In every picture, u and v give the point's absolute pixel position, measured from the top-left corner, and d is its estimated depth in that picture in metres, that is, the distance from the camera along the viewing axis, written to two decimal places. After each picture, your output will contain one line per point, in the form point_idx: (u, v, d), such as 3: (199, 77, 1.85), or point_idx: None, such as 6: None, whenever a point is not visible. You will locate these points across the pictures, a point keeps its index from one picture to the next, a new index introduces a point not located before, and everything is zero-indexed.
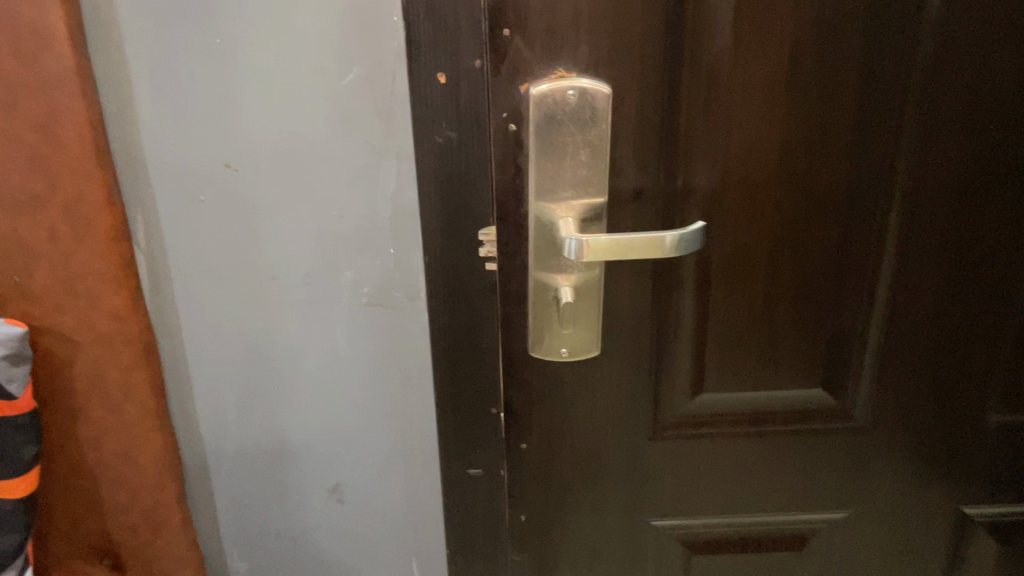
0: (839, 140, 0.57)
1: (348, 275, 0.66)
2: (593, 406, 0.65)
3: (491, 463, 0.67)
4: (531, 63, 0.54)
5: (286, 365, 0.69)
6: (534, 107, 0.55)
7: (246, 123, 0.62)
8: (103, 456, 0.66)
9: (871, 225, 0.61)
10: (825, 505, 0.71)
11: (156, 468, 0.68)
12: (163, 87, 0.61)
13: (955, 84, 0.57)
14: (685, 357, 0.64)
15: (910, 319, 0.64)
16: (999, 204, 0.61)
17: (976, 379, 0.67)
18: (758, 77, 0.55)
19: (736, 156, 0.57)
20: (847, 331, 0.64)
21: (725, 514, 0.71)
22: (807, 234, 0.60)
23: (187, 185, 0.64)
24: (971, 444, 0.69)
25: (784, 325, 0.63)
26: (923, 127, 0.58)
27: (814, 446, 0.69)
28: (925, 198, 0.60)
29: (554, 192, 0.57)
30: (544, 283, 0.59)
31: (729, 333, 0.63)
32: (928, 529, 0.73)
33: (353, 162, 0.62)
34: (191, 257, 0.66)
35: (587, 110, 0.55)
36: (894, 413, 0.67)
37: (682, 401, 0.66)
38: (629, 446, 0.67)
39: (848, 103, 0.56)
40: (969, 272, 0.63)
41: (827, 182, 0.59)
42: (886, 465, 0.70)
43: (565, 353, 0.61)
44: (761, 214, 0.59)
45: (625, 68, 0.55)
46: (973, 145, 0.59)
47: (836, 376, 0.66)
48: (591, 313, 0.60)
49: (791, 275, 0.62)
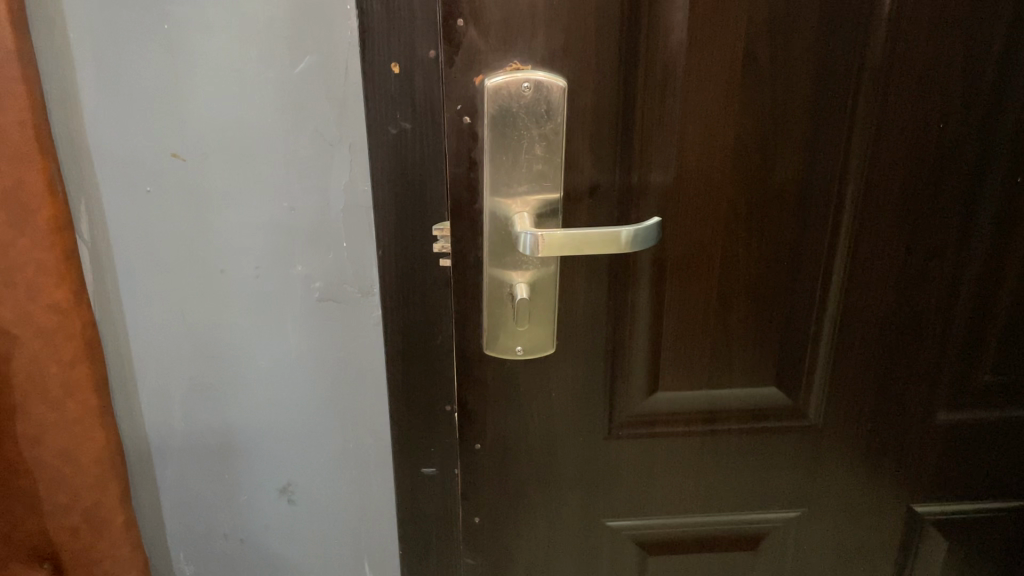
0: (792, 139, 0.57)
1: (300, 269, 0.65)
2: (547, 406, 0.65)
3: (445, 462, 0.67)
4: (486, 55, 0.53)
5: (236, 357, 0.69)
6: (489, 99, 0.53)
7: (193, 112, 0.60)
8: (44, 454, 0.64)
9: (825, 225, 0.60)
10: (780, 505, 0.71)
11: (99, 466, 0.66)
12: (108, 73, 0.59)
13: (908, 82, 0.56)
14: (640, 356, 0.63)
15: (862, 317, 0.64)
16: (947, 202, 0.61)
17: (927, 378, 0.67)
18: (711, 74, 0.55)
19: (690, 153, 0.57)
20: (801, 330, 0.64)
21: (678, 514, 0.70)
22: (761, 232, 0.60)
23: (133, 175, 0.62)
24: (921, 443, 0.69)
25: (738, 324, 0.63)
26: (875, 125, 0.57)
27: (768, 445, 0.68)
28: (875, 197, 0.60)
29: (509, 187, 0.56)
30: (499, 279, 0.58)
31: (683, 332, 0.63)
32: (880, 528, 0.73)
33: (304, 153, 0.61)
34: (138, 249, 0.65)
35: (542, 104, 0.54)
36: (846, 412, 0.67)
37: (637, 400, 0.65)
38: (584, 445, 0.67)
39: (801, 101, 0.56)
40: (919, 270, 0.63)
41: (779, 179, 0.58)
42: (840, 464, 0.70)
43: (519, 351, 0.60)
44: (716, 212, 0.59)
45: (581, 62, 0.53)
46: (926, 143, 0.59)
47: (790, 375, 0.66)
48: (547, 309, 0.59)
49: (744, 273, 0.61)
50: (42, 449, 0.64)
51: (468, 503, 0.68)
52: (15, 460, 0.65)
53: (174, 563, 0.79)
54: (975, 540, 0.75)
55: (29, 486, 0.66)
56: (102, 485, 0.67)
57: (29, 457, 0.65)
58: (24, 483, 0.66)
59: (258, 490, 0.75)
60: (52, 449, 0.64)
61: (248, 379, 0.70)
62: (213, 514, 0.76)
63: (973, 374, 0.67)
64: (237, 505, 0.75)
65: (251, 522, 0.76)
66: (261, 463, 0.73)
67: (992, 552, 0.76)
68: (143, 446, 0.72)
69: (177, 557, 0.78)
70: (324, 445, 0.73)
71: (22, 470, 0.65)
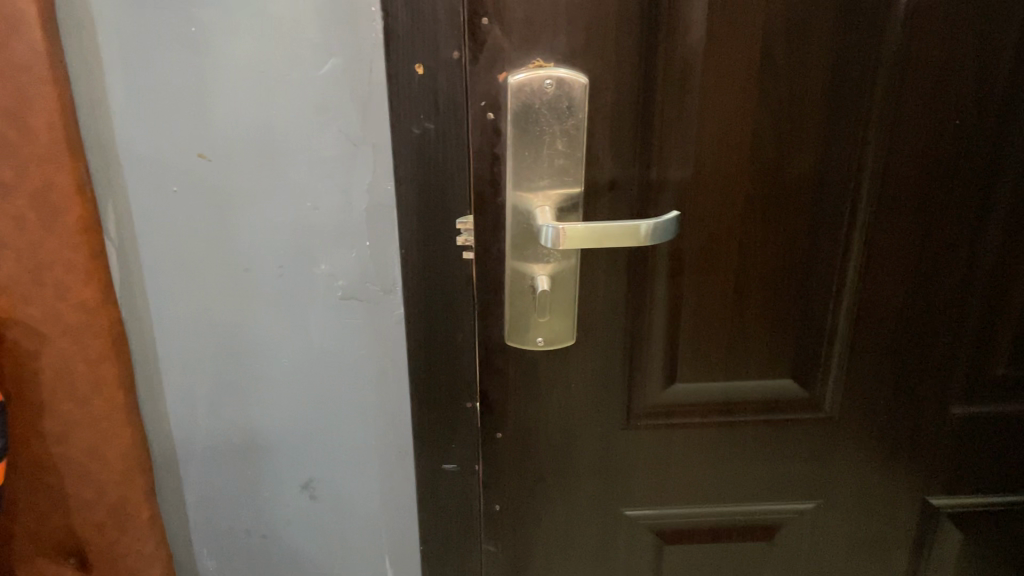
0: (807, 133, 0.58)
1: (323, 267, 0.67)
2: (566, 399, 0.66)
3: (466, 459, 0.67)
4: (509, 52, 0.55)
5: (260, 351, 0.70)
6: (512, 95, 0.55)
7: (220, 112, 0.61)
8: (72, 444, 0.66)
9: (840, 219, 0.61)
10: (795, 495, 0.71)
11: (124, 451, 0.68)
12: (137, 76, 0.60)
13: (920, 79, 0.58)
14: (658, 347, 0.65)
15: (877, 309, 0.64)
16: (960, 195, 0.62)
17: (942, 372, 0.67)
18: (728, 70, 0.56)
19: (707, 148, 0.58)
20: (816, 323, 0.65)
21: (694, 504, 0.71)
22: (776, 225, 0.61)
23: (160, 174, 0.64)
24: (936, 436, 0.69)
25: (754, 316, 0.64)
26: (889, 120, 0.59)
27: (783, 436, 0.69)
28: (890, 191, 0.61)
29: (531, 181, 0.57)
30: (521, 272, 0.60)
31: (701, 322, 0.64)
32: (894, 520, 0.73)
33: (328, 152, 0.63)
34: (166, 248, 0.66)
35: (564, 100, 0.55)
36: (862, 404, 0.67)
37: (655, 391, 0.66)
38: (602, 435, 0.68)
39: (816, 97, 0.57)
40: (933, 263, 0.63)
41: (795, 173, 0.60)
42: (855, 455, 0.70)
43: (541, 342, 0.62)
44: (731, 206, 0.60)
45: (601, 58, 0.55)
46: (939, 136, 0.60)
47: (807, 367, 0.66)
48: (568, 302, 0.61)
49: (759, 266, 0.62)
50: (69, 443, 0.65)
51: (489, 491, 0.69)
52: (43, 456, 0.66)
53: (197, 558, 0.80)
54: (997, 537, 0.74)
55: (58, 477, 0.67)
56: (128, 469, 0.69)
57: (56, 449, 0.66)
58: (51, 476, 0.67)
59: (281, 487, 0.76)
60: (80, 443, 0.66)
61: (271, 376, 0.71)
62: (235, 508, 0.77)
63: (987, 368, 0.67)
64: (259, 502, 0.77)
65: (273, 517, 0.78)
66: (284, 458, 0.75)
67: (1016, 551, 0.75)
68: (168, 442, 0.74)
69: (199, 554, 0.80)
70: (346, 441, 0.74)
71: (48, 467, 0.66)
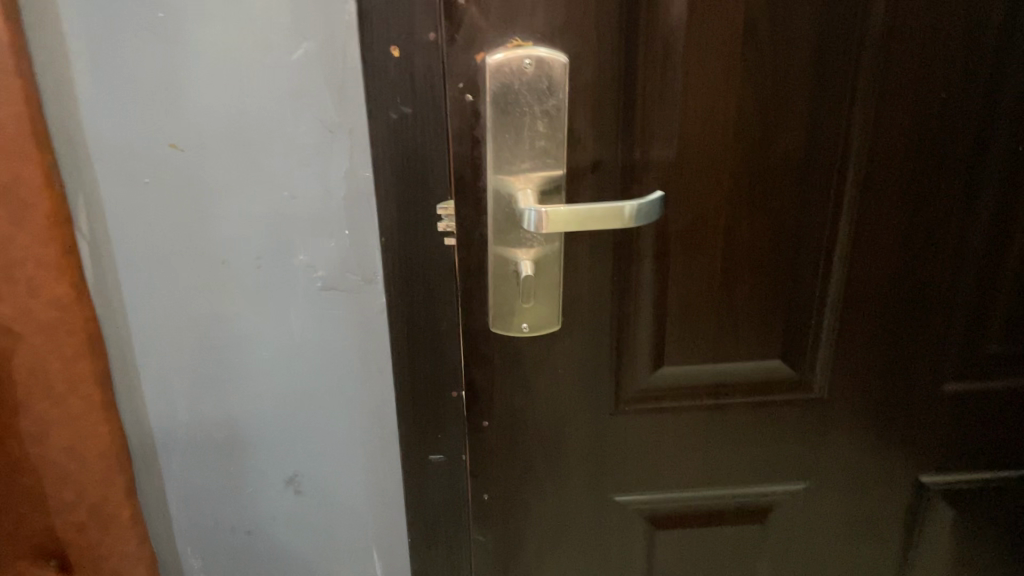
0: (793, 110, 0.57)
1: (303, 258, 0.65)
2: (554, 387, 0.65)
3: (453, 447, 0.67)
4: (487, 32, 0.53)
5: (240, 345, 0.68)
6: (490, 76, 0.53)
7: (192, 101, 0.60)
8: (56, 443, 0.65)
9: (827, 197, 0.61)
10: (787, 477, 0.71)
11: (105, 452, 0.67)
12: (104, 65, 0.58)
13: (907, 54, 0.57)
14: (645, 330, 0.64)
15: (867, 287, 0.64)
16: (949, 170, 0.61)
17: (932, 348, 0.66)
18: (711, 47, 0.55)
19: (691, 127, 0.57)
20: (805, 303, 0.64)
21: (685, 489, 0.70)
22: (763, 204, 0.60)
23: (131, 166, 0.62)
24: (927, 413, 0.68)
25: (742, 297, 0.63)
26: (876, 95, 0.58)
27: (773, 417, 0.68)
28: (878, 167, 0.60)
29: (511, 165, 0.56)
30: (504, 257, 0.58)
31: (688, 304, 0.63)
32: (886, 499, 0.72)
33: (304, 139, 0.61)
34: (140, 242, 0.64)
35: (544, 80, 0.54)
36: (853, 384, 0.67)
37: (643, 375, 0.65)
38: (591, 422, 0.67)
39: (801, 73, 0.56)
40: (922, 239, 0.62)
41: (781, 151, 0.59)
42: (846, 435, 0.69)
43: (525, 328, 0.61)
44: (717, 186, 0.59)
45: (582, 36, 0.54)
46: (927, 110, 0.59)
47: (795, 348, 0.66)
48: (552, 286, 0.60)
49: (746, 247, 0.61)
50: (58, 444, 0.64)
51: (478, 481, 0.68)
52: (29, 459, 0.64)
53: (182, 557, 0.78)
54: (991, 514, 0.74)
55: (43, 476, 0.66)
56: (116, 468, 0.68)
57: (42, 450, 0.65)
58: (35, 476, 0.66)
59: (265, 482, 0.75)
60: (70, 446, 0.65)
61: (252, 370, 0.70)
62: (220, 505, 0.76)
63: (977, 343, 0.66)
64: (244, 499, 0.76)
65: (259, 513, 0.76)
66: (268, 453, 0.73)
67: (1011, 528, 0.75)
68: (148, 441, 0.72)
69: (184, 553, 0.78)
70: (331, 434, 0.73)
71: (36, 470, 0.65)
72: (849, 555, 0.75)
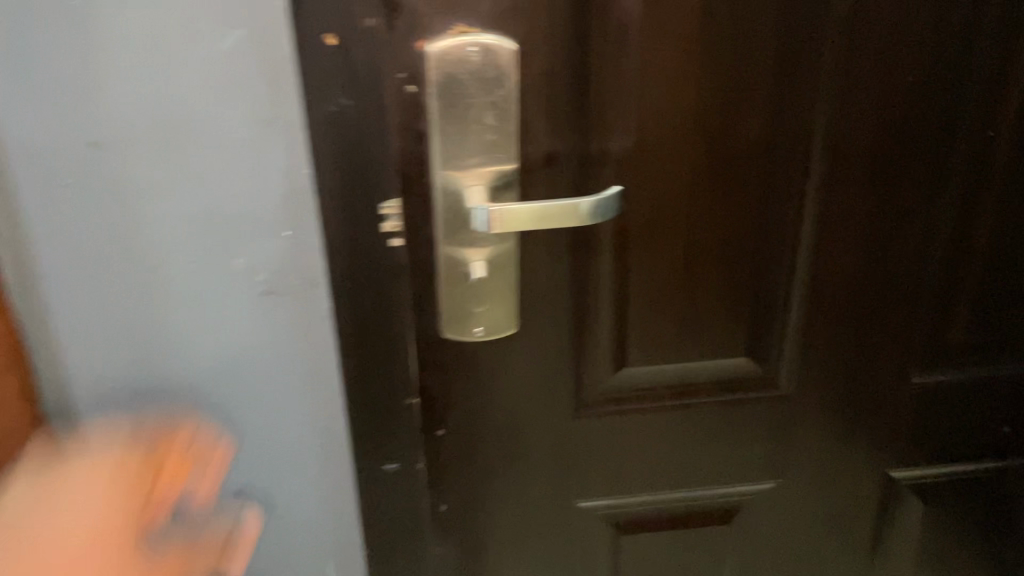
0: (755, 98, 0.55)
1: (241, 262, 0.60)
2: (512, 390, 0.62)
3: (408, 454, 0.61)
4: (429, 18, 0.49)
5: (176, 357, 0.63)
6: (433, 65, 0.50)
7: (110, 93, 0.55)
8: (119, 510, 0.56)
9: (791, 188, 0.58)
10: (754, 476, 0.68)
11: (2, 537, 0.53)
12: (11, 54, 0.53)
13: (872, 35, 0.54)
14: (606, 331, 0.61)
15: (833, 280, 0.61)
16: (916, 159, 0.58)
17: (899, 342, 0.64)
18: (668, 32, 0.52)
19: (649, 118, 0.54)
20: (771, 298, 0.61)
21: (651, 492, 0.68)
22: (725, 197, 0.57)
23: (45, 165, 0.56)
24: (896, 408, 0.67)
25: (706, 294, 0.60)
26: (840, 81, 0.55)
27: (740, 416, 0.65)
28: (843, 156, 0.57)
29: (459, 160, 0.53)
30: (454, 258, 0.55)
31: (650, 303, 0.60)
32: (856, 495, 0.70)
33: (237, 133, 0.56)
34: (59, 247, 0.59)
35: (491, 70, 0.50)
36: (820, 380, 0.65)
37: (604, 377, 0.62)
38: (552, 425, 0.64)
39: (762, 59, 0.53)
40: (888, 230, 0.60)
41: (743, 142, 0.56)
42: (815, 433, 0.67)
43: (480, 332, 0.57)
44: (677, 176, 0.56)
45: (531, 20, 0.50)
46: (893, 96, 0.56)
47: (762, 345, 0.63)
48: (506, 287, 0.57)
49: (709, 241, 0.59)
50: (87, 509, 0.56)
51: (435, 492, 0.64)
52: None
53: None
54: (962, 508, 0.72)
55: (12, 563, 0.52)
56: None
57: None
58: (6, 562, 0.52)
59: None
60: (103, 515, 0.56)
61: (191, 383, 0.65)
62: None
63: (947, 335, 0.64)
64: None
65: None
66: None
67: (984, 523, 0.73)
68: None
69: None
70: (278, 448, 0.68)
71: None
72: (820, 553, 0.73)
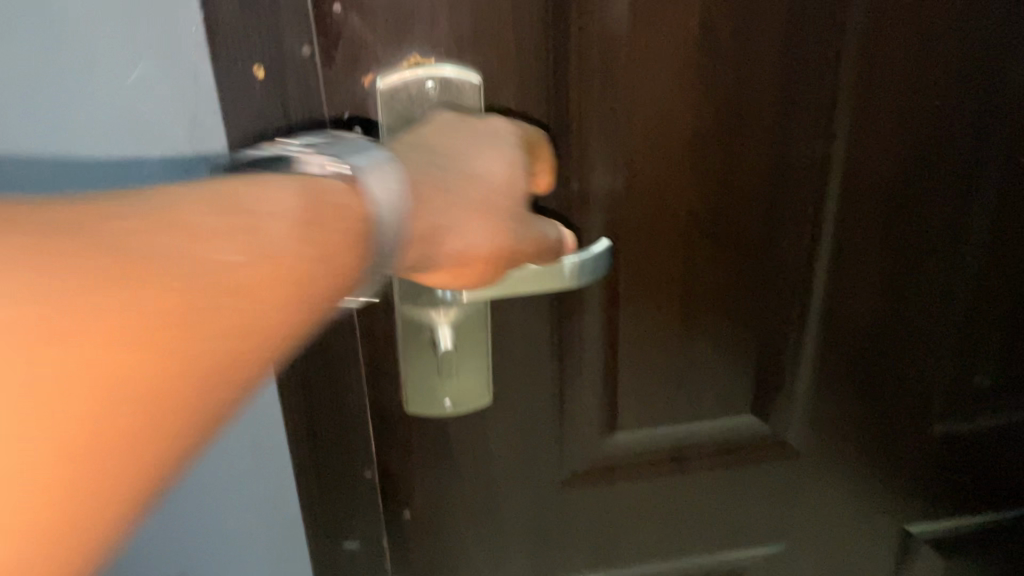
0: (762, 131, 0.47)
1: None
2: (487, 463, 0.54)
3: (369, 528, 0.53)
4: (374, 49, 0.40)
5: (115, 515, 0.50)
6: (383, 104, 0.41)
7: None
8: (483, 144, 0.39)
9: (803, 229, 0.50)
10: (760, 539, 0.61)
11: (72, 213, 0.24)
12: None
13: (896, 55, 0.46)
14: (593, 393, 0.53)
15: (847, 328, 0.54)
16: (942, 191, 0.51)
17: (920, 389, 0.57)
18: (660, 57, 0.43)
19: (640, 157, 0.46)
20: (778, 349, 0.54)
21: (646, 562, 0.60)
22: (729, 242, 0.50)
23: None
24: (915, 460, 0.60)
25: (706, 349, 0.53)
26: (859, 109, 0.47)
27: (744, 478, 0.58)
28: (860, 193, 0.50)
29: None
30: (417, 322, 0.46)
31: (643, 362, 0.52)
32: (870, 551, 0.64)
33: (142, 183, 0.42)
34: None
35: (453, 107, 0.42)
36: (832, 434, 0.58)
37: (592, 442, 0.55)
38: (534, 500, 0.56)
39: (770, 87, 0.45)
40: (909, 270, 0.53)
41: (748, 180, 0.48)
42: (825, 489, 0.60)
43: (448, 405, 0.49)
44: (672, 221, 0.48)
45: (498, 46, 0.41)
46: (918, 123, 0.49)
47: (768, 400, 0.56)
48: (479, 352, 0.49)
49: (711, 291, 0.51)
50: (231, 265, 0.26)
51: None
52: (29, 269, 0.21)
53: None
54: (983, 560, 0.65)
55: (95, 302, 0.22)
56: (139, 358, 0.23)
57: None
58: (94, 389, 0.22)
59: None
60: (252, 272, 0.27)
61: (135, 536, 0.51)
62: None
63: (971, 379, 0.58)
64: None
65: None
66: None
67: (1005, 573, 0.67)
68: None
69: None
70: None
71: (103, 323, 0.23)
72: None
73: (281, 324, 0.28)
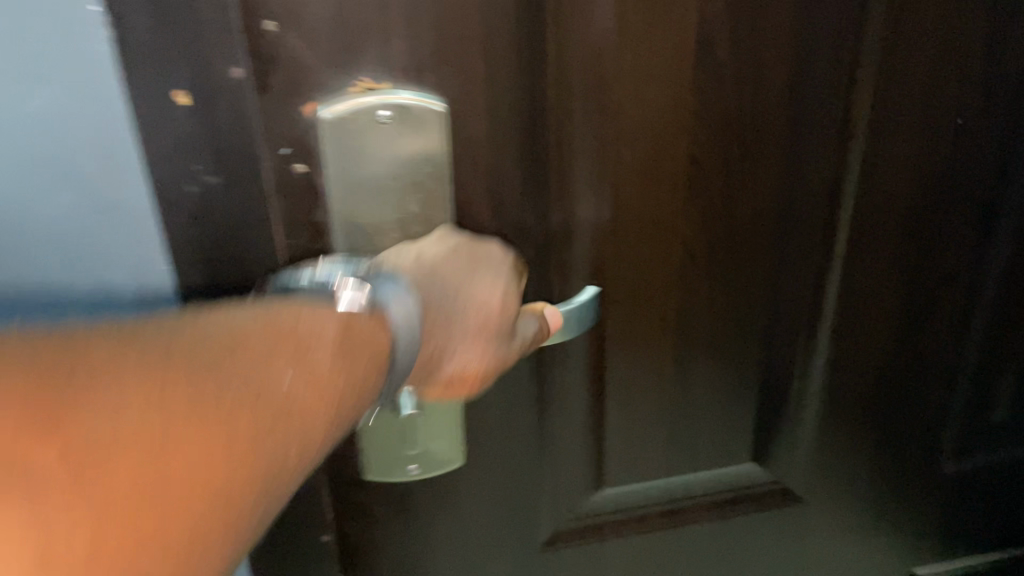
0: (767, 155, 0.41)
1: None
2: (462, 534, 0.47)
3: None
4: (316, 72, 0.33)
5: None
6: (326, 136, 0.34)
7: None
8: (491, 270, 0.34)
9: (811, 262, 0.45)
10: None
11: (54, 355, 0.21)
12: None
13: (915, 72, 0.41)
14: (578, 445, 0.47)
15: (856, 366, 0.49)
16: (960, 217, 0.46)
17: (932, 427, 0.53)
18: (653, 73, 0.38)
19: (629, 186, 0.40)
20: (782, 391, 0.49)
21: None
22: (729, 279, 0.44)
23: None
24: (925, 500, 0.55)
25: (703, 393, 0.48)
26: (874, 130, 0.42)
27: (743, 528, 0.53)
28: (873, 220, 0.45)
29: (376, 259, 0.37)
30: None
31: (632, 409, 0.47)
32: None
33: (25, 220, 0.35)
34: None
35: (412, 137, 0.35)
36: (837, 477, 0.53)
37: (578, 498, 0.49)
38: (515, 567, 0.50)
39: (776, 106, 0.40)
40: (923, 302, 0.48)
41: (751, 210, 0.43)
42: (829, 534, 0.55)
43: (415, 471, 0.42)
44: (666, 260, 0.43)
45: (466, 68, 0.34)
46: (937, 144, 0.44)
47: (769, 444, 0.51)
48: (449, 412, 0.41)
49: (709, 332, 0.46)
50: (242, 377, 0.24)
51: None
52: (101, 388, 0.20)
53: None
54: None
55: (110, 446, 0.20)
56: (219, 458, 0.22)
57: (68, 423, 0.19)
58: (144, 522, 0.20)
59: None
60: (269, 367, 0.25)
61: None
62: None
63: (985, 414, 0.53)
64: None
65: None
66: None
67: None
68: None
69: None
70: None
71: (173, 442, 0.21)
72: None
73: (326, 427, 0.26)
